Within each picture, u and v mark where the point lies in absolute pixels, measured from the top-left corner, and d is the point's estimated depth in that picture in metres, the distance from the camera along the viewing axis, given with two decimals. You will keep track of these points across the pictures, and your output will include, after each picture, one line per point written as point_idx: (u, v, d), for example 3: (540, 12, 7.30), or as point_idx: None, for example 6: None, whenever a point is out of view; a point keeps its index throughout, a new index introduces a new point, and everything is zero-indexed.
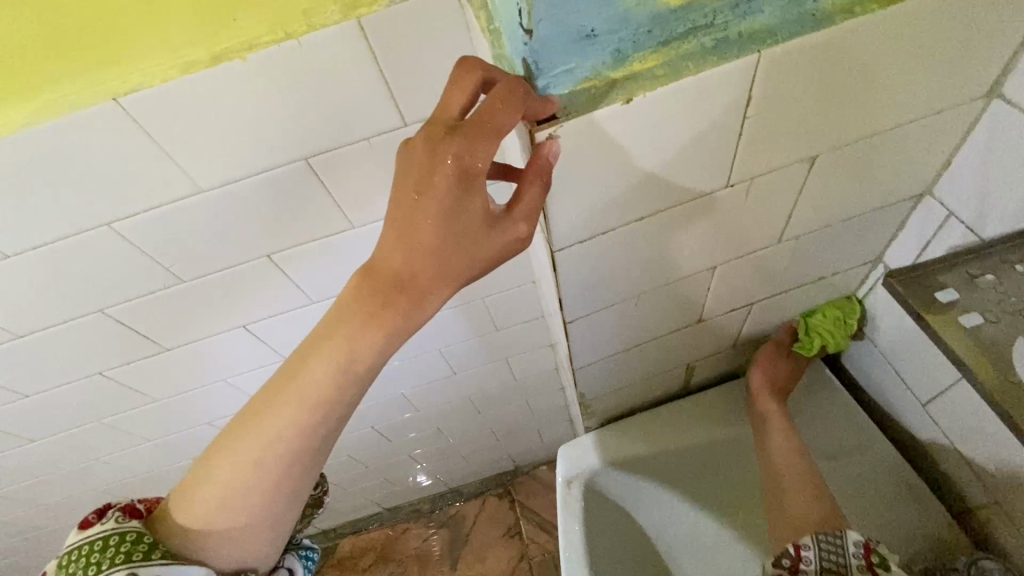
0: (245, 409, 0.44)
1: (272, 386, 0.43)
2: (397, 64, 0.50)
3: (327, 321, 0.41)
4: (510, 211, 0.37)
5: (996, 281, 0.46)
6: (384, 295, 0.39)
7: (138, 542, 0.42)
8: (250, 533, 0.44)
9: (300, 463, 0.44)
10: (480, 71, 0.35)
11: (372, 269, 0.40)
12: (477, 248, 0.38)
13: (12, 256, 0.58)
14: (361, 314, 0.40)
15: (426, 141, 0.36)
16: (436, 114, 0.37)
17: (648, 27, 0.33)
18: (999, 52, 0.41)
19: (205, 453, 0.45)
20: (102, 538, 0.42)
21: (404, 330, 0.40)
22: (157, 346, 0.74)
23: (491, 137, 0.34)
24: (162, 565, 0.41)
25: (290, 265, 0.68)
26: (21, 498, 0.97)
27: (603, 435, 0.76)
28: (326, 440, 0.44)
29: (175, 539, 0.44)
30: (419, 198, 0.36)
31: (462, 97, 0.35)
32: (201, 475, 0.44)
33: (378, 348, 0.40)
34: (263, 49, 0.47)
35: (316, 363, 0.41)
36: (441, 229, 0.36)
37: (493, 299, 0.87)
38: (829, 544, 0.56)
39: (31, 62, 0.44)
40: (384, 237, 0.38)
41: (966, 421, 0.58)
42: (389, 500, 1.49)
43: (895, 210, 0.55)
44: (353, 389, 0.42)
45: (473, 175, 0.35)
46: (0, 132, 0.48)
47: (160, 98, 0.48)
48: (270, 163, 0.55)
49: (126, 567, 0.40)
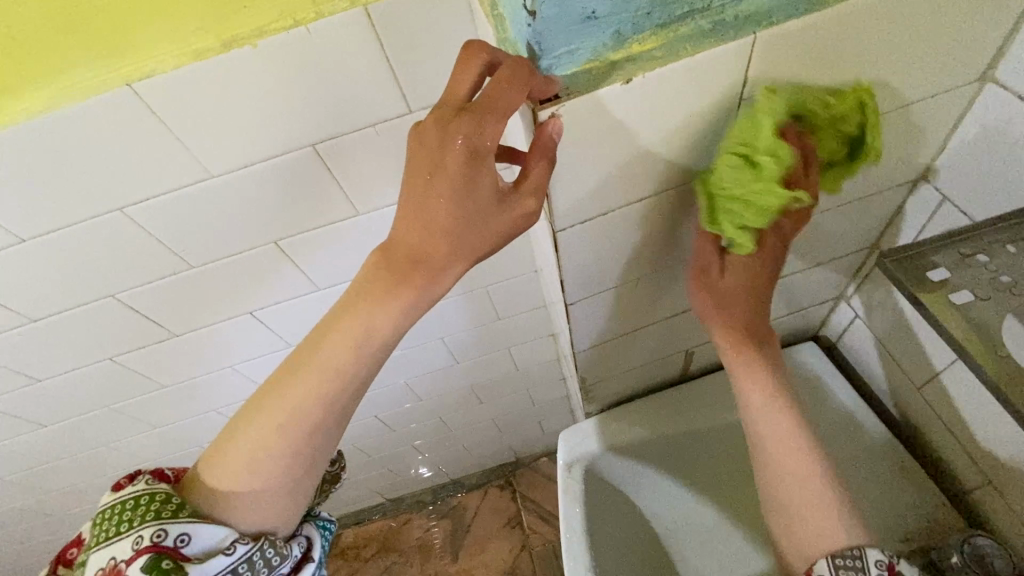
0: (266, 383, 0.45)
1: (291, 362, 0.44)
2: (404, 52, 0.52)
3: (347, 295, 0.42)
4: (519, 187, 0.38)
5: (987, 260, 0.44)
6: (401, 269, 0.41)
7: (166, 501, 0.44)
8: (272, 500, 0.46)
9: (318, 435, 0.45)
10: (485, 54, 0.36)
11: (390, 245, 0.41)
12: (489, 223, 0.39)
13: (27, 240, 0.60)
14: (378, 288, 0.41)
15: (436, 123, 0.37)
16: (445, 98, 0.38)
17: (648, 9, 0.35)
18: (990, 36, 0.42)
19: (228, 425, 0.46)
20: (134, 498, 0.44)
21: (420, 302, 0.41)
22: (166, 332, 0.76)
23: (498, 117, 0.35)
24: (189, 521, 0.43)
25: (297, 252, 0.69)
26: (32, 484, 0.99)
27: (604, 420, 0.78)
28: (342, 415, 0.45)
29: (201, 505, 0.45)
30: (432, 176, 0.37)
31: (470, 80, 0.37)
32: (224, 445, 0.45)
33: (397, 321, 0.42)
34: (273, 36, 0.48)
35: (337, 335, 0.42)
36: (454, 205, 0.38)
37: (496, 288, 0.88)
38: (849, 568, 0.48)
39: (50, 47, 0.46)
40: (400, 216, 0.40)
41: (960, 401, 0.59)
42: (392, 489, 1.50)
43: (891, 195, 0.56)
44: (370, 361, 0.44)
45: (482, 155, 0.37)
46: (17, 117, 0.49)
47: (172, 83, 0.50)
48: (278, 149, 0.57)
49: (155, 523, 0.42)
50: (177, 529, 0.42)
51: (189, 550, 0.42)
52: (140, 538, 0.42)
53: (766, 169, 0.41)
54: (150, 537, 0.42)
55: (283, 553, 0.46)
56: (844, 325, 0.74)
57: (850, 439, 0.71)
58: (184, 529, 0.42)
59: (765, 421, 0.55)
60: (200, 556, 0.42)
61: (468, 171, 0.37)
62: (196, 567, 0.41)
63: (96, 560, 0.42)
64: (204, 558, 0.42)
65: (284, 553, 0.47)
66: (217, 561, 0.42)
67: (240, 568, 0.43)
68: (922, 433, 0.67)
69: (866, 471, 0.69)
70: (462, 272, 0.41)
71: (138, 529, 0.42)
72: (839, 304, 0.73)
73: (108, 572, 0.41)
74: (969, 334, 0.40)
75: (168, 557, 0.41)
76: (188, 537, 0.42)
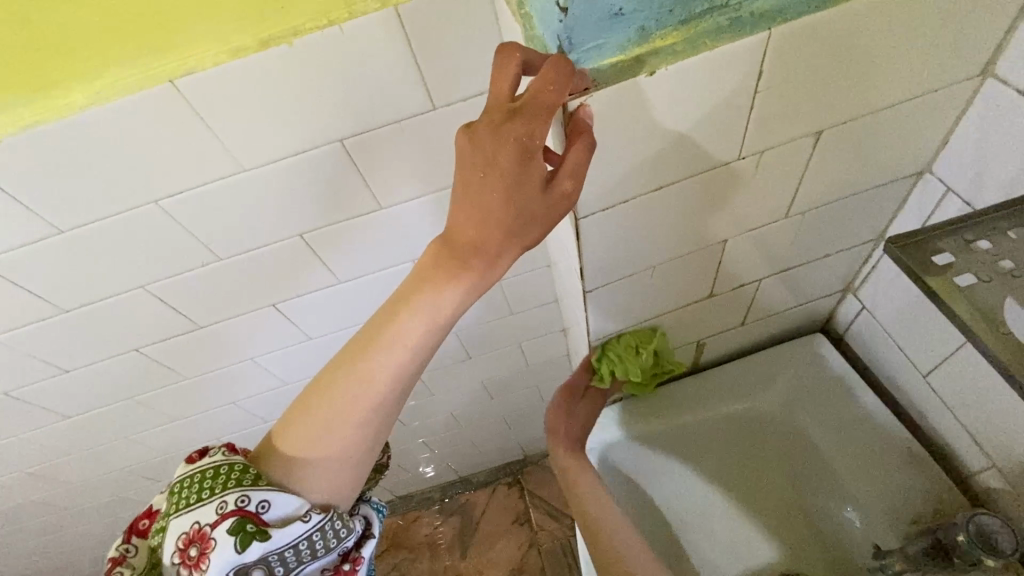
0: (331, 364, 0.49)
1: (353, 346, 0.48)
2: (429, 50, 0.54)
3: (409, 283, 0.46)
4: (561, 174, 0.40)
5: (990, 245, 0.46)
6: (461, 259, 0.43)
7: (245, 470, 0.48)
8: (336, 473, 0.50)
9: (379, 413, 0.49)
10: (519, 55, 0.39)
11: (450, 236, 0.44)
12: (542, 213, 0.41)
13: (65, 231, 0.62)
14: (439, 276, 0.44)
15: (487, 124, 0.39)
16: (489, 100, 0.40)
17: (670, 7, 0.37)
18: (992, 31, 0.44)
19: (298, 399, 0.50)
20: (214, 467, 0.49)
21: (478, 289, 0.44)
22: (191, 323, 0.78)
23: (547, 116, 0.38)
24: (267, 490, 0.47)
25: (321, 246, 0.72)
26: (54, 475, 1.01)
27: (617, 410, 0.80)
28: (400, 393, 0.49)
29: (273, 473, 0.49)
30: (486, 173, 0.39)
31: (511, 81, 0.39)
32: (294, 418, 0.49)
33: (458, 303, 0.44)
34: (308, 35, 0.51)
35: (402, 319, 0.46)
36: (509, 199, 0.40)
37: (509, 283, 0.91)
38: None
39: (98, 45, 0.48)
40: (456, 211, 0.42)
41: (965, 386, 0.61)
42: (401, 486, 1.52)
43: (897, 186, 0.58)
44: (429, 341, 0.47)
45: (532, 152, 0.39)
46: (63, 112, 0.52)
47: (211, 80, 0.52)
48: (308, 144, 0.59)
49: (238, 490, 0.47)
50: (258, 496, 0.47)
51: (269, 516, 0.47)
52: (225, 503, 0.46)
53: (630, 362, 0.70)
54: (235, 502, 0.46)
55: (349, 527, 0.51)
56: (852, 316, 0.76)
57: (855, 429, 0.73)
58: (264, 497, 0.47)
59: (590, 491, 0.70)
60: (278, 523, 0.47)
61: (521, 166, 0.39)
62: (277, 531, 0.46)
63: (180, 525, 0.47)
64: (283, 525, 0.47)
65: (349, 526, 0.51)
66: (296, 527, 0.47)
67: (313, 536, 0.48)
68: (928, 420, 0.69)
69: (871, 457, 0.71)
70: (518, 257, 0.43)
71: (222, 495, 0.47)
72: (846, 296, 0.75)
73: (194, 534, 0.46)
74: (975, 316, 0.42)
75: (251, 521, 0.45)
76: (268, 504, 0.47)
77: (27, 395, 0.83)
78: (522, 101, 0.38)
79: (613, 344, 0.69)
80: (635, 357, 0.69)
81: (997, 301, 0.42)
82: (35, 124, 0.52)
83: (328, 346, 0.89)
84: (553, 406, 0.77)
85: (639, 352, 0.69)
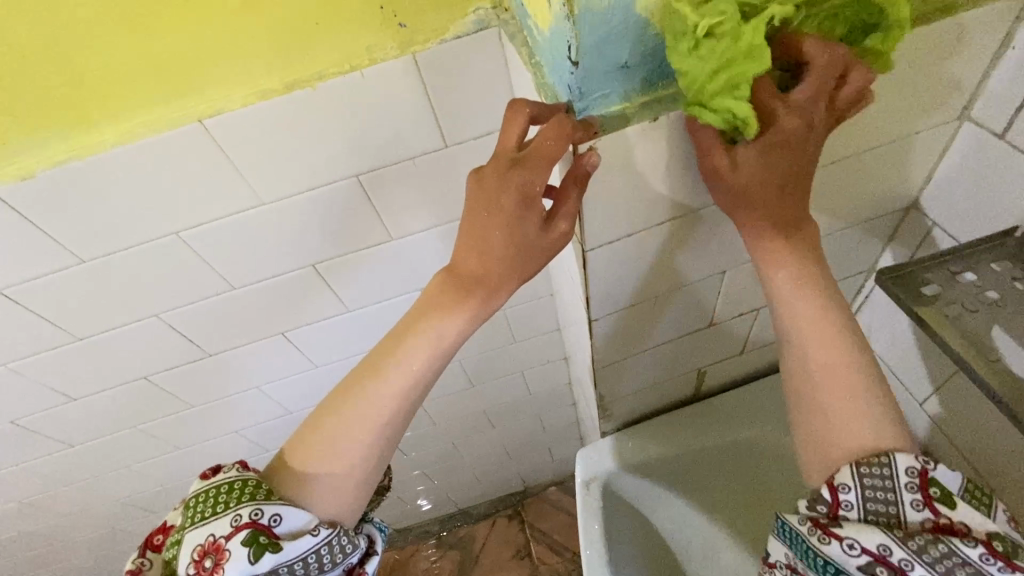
0: (341, 385, 0.51)
1: (364, 368, 0.50)
2: (442, 91, 0.57)
3: (416, 310, 0.48)
4: (560, 214, 0.43)
5: (975, 278, 0.49)
6: (465, 288, 0.46)
7: (258, 485, 0.49)
8: (342, 492, 0.50)
9: (385, 431, 0.50)
10: (527, 108, 0.41)
11: (455, 266, 0.47)
12: (542, 248, 0.43)
13: (87, 261, 0.64)
14: (444, 304, 0.47)
15: (492, 170, 0.42)
16: (497, 148, 0.43)
17: (671, 60, 0.41)
18: (966, 80, 0.48)
19: (310, 418, 0.52)
20: (228, 483, 0.49)
21: (480, 316, 0.47)
22: (201, 351, 0.79)
23: (548, 166, 0.40)
24: (280, 504, 0.48)
25: (331, 275, 0.74)
26: (52, 506, 1.00)
27: (619, 441, 0.80)
28: (406, 413, 0.50)
29: (284, 488, 0.50)
30: (489, 213, 0.42)
31: (517, 133, 0.41)
32: (304, 436, 0.51)
33: (462, 328, 0.47)
34: (330, 79, 0.54)
35: (408, 344, 0.48)
36: (509, 235, 0.43)
37: (513, 312, 0.92)
38: (875, 480, 0.43)
39: (135, 88, 0.51)
40: (460, 245, 0.45)
41: (960, 412, 0.63)
42: (400, 518, 1.50)
43: (887, 219, 0.61)
44: (433, 366, 0.49)
45: (533, 197, 0.41)
46: (96, 148, 0.55)
47: (237, 120, 0.55)
48: (324, 180, 0.62)
49: (251, 504, 0.47)
50: (271, 509, 0.47)
51: (281, 530, 0.47)
52: (239, 516, 0.47)
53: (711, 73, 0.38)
54: (248, 515, 0.47)
55: (355, 542, 0.51)
56: None
57: None
58: (277, 510, 0.47)
59: (791, 309, 0.48)
60: (289, 537, 0.47)
61: (521, 208, 0.42)
62: (288, 544, 0.46)
63: (195, 537, 0.47)
64: (293, 539, 0.47)
65: (355, 542, 0.51)
66: (305, 541, 0.47)
67: (321, 550, 0.48)
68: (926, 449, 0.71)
69: None
70: (517, 288, 0.46)
71: (235, 509, 0.47)
72: None
73: (209, 546, 0.46)
74: (964, 345, 0.45)
75: (264, 534, 0.46)
76: (279, 517, 0.47)
77: (32, 424, 0.83)
78: (526, 152, 0.41)
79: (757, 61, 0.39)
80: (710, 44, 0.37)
81: (982, 330, 0.45)
82: (65, 161, 0.55)
83: (334, 373, 0.90)
84: (716, 194, 0.45)
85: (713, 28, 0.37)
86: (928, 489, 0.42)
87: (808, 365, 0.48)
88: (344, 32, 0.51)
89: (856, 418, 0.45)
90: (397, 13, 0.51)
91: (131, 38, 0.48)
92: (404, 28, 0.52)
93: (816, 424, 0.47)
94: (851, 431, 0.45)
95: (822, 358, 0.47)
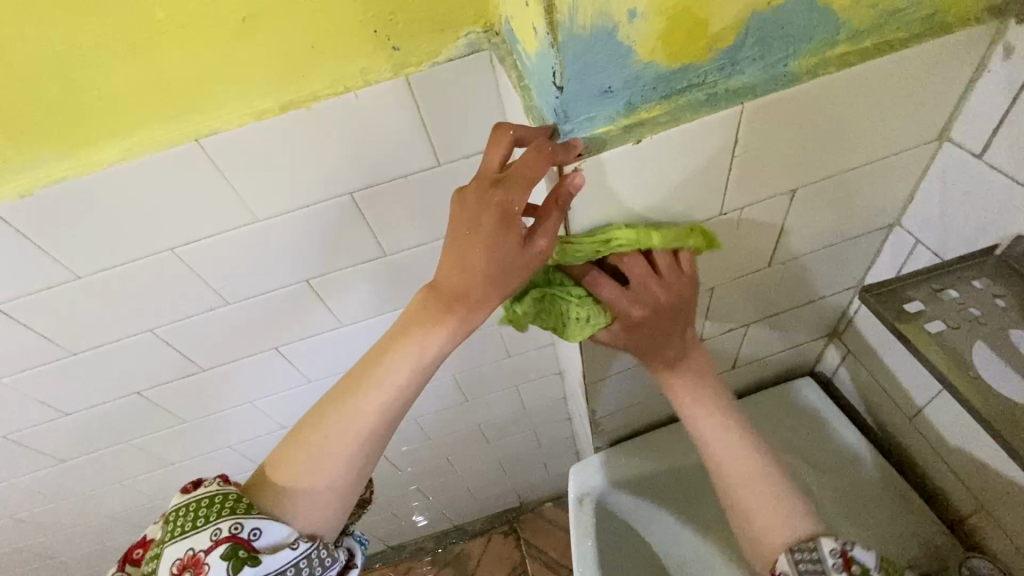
0: (324, 399, 0.51)
1: (347, 382, 0.50)
2: (435, 111, 0.59)
3: (399, 325, 0.49)
4: (539, 233, 0.44)
5: (957, 295, 0.50)
6: (446, 304, 0.47)
7: (239, 500, 0.49)
8: (321, 505, 0.50)
9: (365, 446, 0.50)
10: (510, 130, 0.42)
11: (437, 283, 0.47)
12: (520, 266, 0.44)
13: (83, 277, 0.65)
14: (426, 320, 0.47)
15: (474, 189, 0.43)
16: (480, 168, 0.44)
17: (653, 85, 0.42)
18: (943, 104, 0.49)
19: (291, 432, 0.52)
20: (208, 497, 0.49)
21: (460, 332, 0.48)
22: (195, 366, 0.79)
23: (527, 187, 0.41)
24: (260, 518, 0.48)
25: (325, 291, 0.74)
26: (42, 522, 0.99)
27: (611, 456, 0.81)
28: (387, 428, 0.51)
29: (264, 502, 0.50)
30: (470, 231, 0.43)
31: (500, 154, 0.42)
32: (286, 449, 0.51)
33: (443, 344, 0.48)
34: (326, 100, 0.55)
35: (391, 359, 0.49)
36: (489, 252, 0.43)
37: (507, 327, 0.93)
38: (808, 564, 0.51)
39: (134, 110, 0.53)
40: (442, 261, 0.46)
41: (950, 428, 0.64)
42: (394, 535, 1.49)
43: (872, 237, 0.62)
44: (414, 381, 0.49)
45: (512, 217, 0.42)
46: (94, 167, 0.56)
47: (233, 140, 0.56)
48: (320, 197, 0.63)
49: (232, 518, 0.48)
50: (250, 523, 0.47)
51: (260, 544, 0.47)
52: (218, 530, 0.47)
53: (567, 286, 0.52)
54: (228, 529, 0.47)
55: (335, 556, 0.51)
56: (839, 358, 0.78)
57: (847, 470, 0.75)
58: (257, 524, 0.48)
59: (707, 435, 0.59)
60: (268, 550, 0.47)
61: (501, 227, 0.42)
62: (267, 557, 0.46)
63: (174, 551, 0.47)
64: (272, 552, 0.47)
65: (333, 556, 0.51)
66: (285, 554, 0.47)
67: (300, 564, 0.48)
68: (918, 465, 0.72)
69: (865, 495, 0.73)
70: (498, 305, 0.47)
71: (215, 523, 0.47)
72: (833, 339, 0.78)
73: (188, 561, 0.46)
74: (948, 362, 0.45)
75: (243, 548, 0.46)
76: (259, 531, 0.47)
77: (24, 439, 0.83)
78: (507, 172, 0.42)
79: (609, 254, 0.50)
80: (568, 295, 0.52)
81: (964, 347, 0.46)
82: (63, 179, 0.56)
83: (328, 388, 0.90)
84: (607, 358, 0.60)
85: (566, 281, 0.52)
86: (850, 566, 0.51)
87: (722, 470, 0.58)
88: (337, 55, 0.53)
89: (778, 518, 0.54)
90: (390, 37, 0.53)
91: (129, 60, 0.49)
92: (398, 52, 0.54)
93: (743, 524, 0.56)
94: (775, 526, 0.54)
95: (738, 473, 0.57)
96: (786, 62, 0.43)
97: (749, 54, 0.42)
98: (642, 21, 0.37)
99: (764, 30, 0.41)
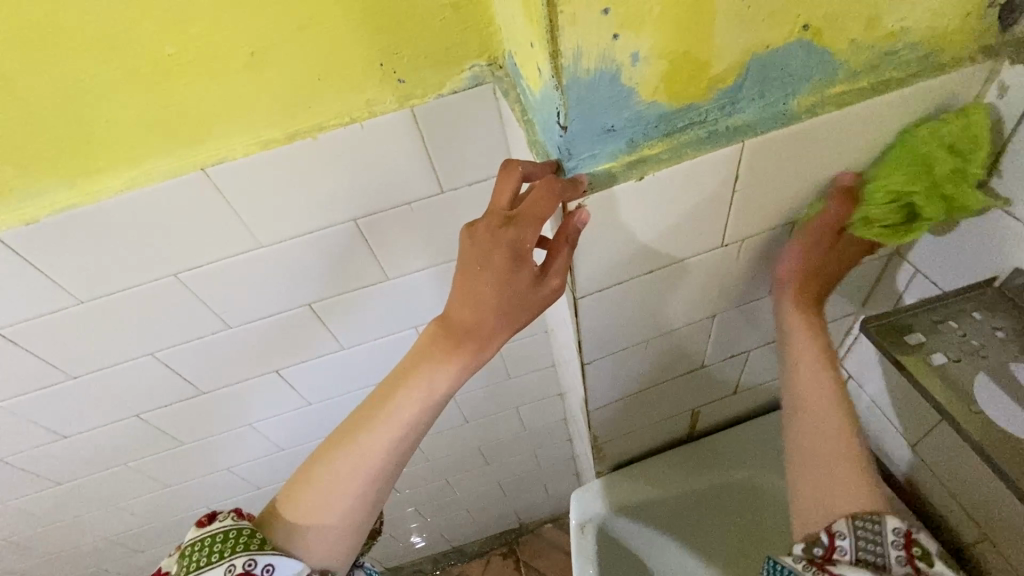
0: (335, 433, 0.52)
1: (358, 416, 0.51)
2: (439, 140, 0.59)
3: (409, 359, 0.50)
4: (550, 270, 0.45)
5: (956, 326, 0.51)
6: (456, 338, 0.47)
7: (253, 535, 0.50)
8: (333, 538, 0.52)
9: (376, 478, 0.51)
10: (519, 168, 0.43)
11: (447, 318, 0.48)
12: (531, 302, 0.45)
13: (85, 301, 0.65)
14: (436, 354, 0.48)
15: (484, 227, 0.44)
16: (490, 206, 0.45)
17: (655, 123, 0.42)
18: None
19: (304, 465, 0.53)
20: (225, 532, 0.50)
21: (471, 366, 0.49)
22: (195, 389, 0.79)
23: (537, 225, 0.42)
24: (274, 554, 0.49)
25: (328, 315, 0.75)
26: (35, 546, 0.98)
27: (613, 481, 0.80)
28: (397, 461, 0.51)
29: (277, 538, 0.51)
30: (481, 268, 0.44)
31: (510, 192, 0.43)
32: (298, 486, 0.52)
33: (453, 378, 0.49)
34: (331, 130, 0.56)
35: (400, 393, 0.49)
36: (500, 288, 0.44)
37: (508, 348, 0.93)
38: (868, 534, 0.48)
39: (141, 139, 0.53)
40: (453, 297, 0.47)
41: (951, 457, 0.64)
42: (392, 556, 1.47)
43: (873, 265, 0.63)
44: (425, 415, 0.50)
45: (523, 254, 0.43)
46: (100, 195, 0.56)
47: (239, 169, 0.57)
48: (324, 224, 0.64)
49: (246, 554, 0.48)
50: (264, 560, 0.48)
51: None
52: (233, 567, 0.47)
53: (939, 165, 0.47)
54: (242, 565, 0.47)
55: None
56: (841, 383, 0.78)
57: None
58: (270, 560, 0.48)
59: (813, 396, 0.56)
60: None
61: (513, 263, 0.44)
62: None
63: None
64: None
65: None
66: None
67: None
68: (920, 493, 0.71)
69: None
70: (509, 338, 0.48)
71: (229, 559, 0.48)
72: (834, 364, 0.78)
73: None
74: (950, 396, 0.46)
75: None
76: (273, 568, 0.48)
77: (20, 462, 0.82)
78: (517, 211, 0.43)
79: (884, 172, 0.48)
80: (953, 163, 0.47)
81: (967, 379, 0.47)
82: (69, 207, 0.56)
83: (328, 411, 0.90)
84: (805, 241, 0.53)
85: (933, 163, 0.47)
86: (909, 548, 0.48)
87: (806, 423, 0.55)
88: (344, 88, 0.54)
89: (858, 485, 0.51)
90: (396, 70, 0.53)
91: (138, 92, 0.50)
92: (403, 84, 0.55)
93: (817, 487, 0.52)
94: (849, 494, 0.51)
95: (819, 420, 0.55)
96: (785, 101, 0.44)
97: (749, 94, 0.43)
98: (644, 65, 0.38)
99: (764, 71, 0.42)
